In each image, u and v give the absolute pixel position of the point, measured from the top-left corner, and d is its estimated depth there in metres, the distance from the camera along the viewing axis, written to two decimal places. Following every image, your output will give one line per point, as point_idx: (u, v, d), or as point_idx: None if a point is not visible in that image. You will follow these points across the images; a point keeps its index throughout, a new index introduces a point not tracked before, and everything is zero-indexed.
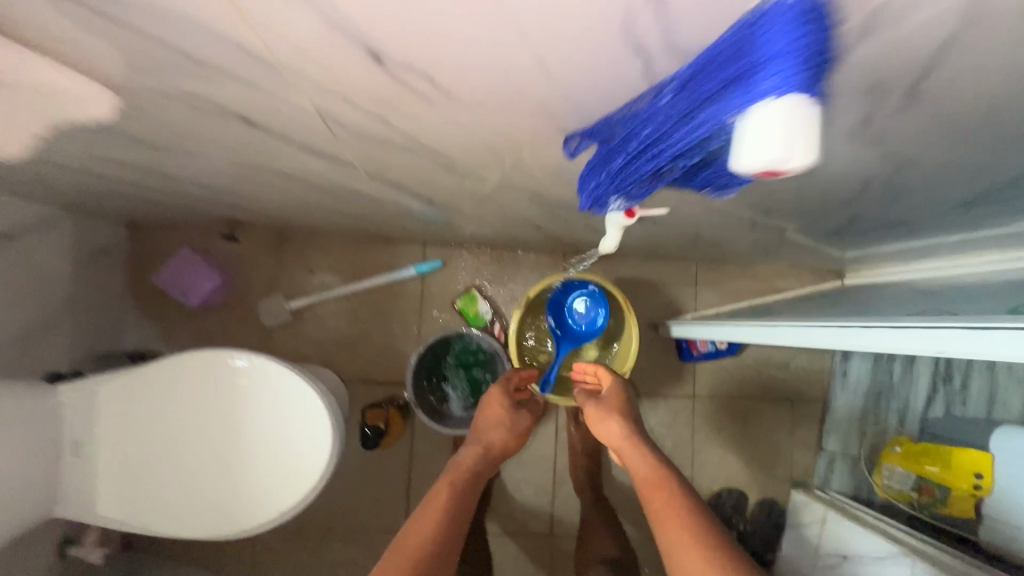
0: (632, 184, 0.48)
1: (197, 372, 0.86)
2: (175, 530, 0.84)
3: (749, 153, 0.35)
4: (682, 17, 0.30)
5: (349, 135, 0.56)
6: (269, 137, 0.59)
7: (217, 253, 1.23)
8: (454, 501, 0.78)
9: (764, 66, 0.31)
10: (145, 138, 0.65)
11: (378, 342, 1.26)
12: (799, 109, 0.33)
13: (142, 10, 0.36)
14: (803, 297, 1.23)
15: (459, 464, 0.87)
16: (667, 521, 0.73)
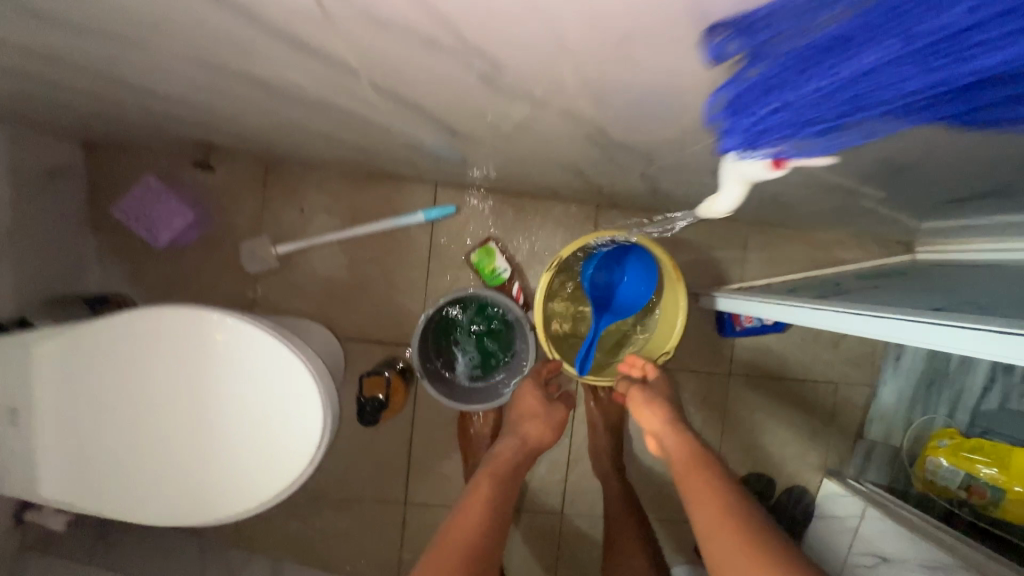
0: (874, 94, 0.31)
1: (157, 333, 0.71)
2: (134, 515, 0.72)
3: None
4: None
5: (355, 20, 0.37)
6: (222, 15, 0.40)
7: (189, 182, 1.04)
8: (493, 499, 0.75)
9: None
10: (63, 16, 0.46)
11: (378, 297, 1.10)
12: None
13: None
14: (872, 271, 1.06)
15: (496, 458, 0.83)
16: (700, 498, 0.66)
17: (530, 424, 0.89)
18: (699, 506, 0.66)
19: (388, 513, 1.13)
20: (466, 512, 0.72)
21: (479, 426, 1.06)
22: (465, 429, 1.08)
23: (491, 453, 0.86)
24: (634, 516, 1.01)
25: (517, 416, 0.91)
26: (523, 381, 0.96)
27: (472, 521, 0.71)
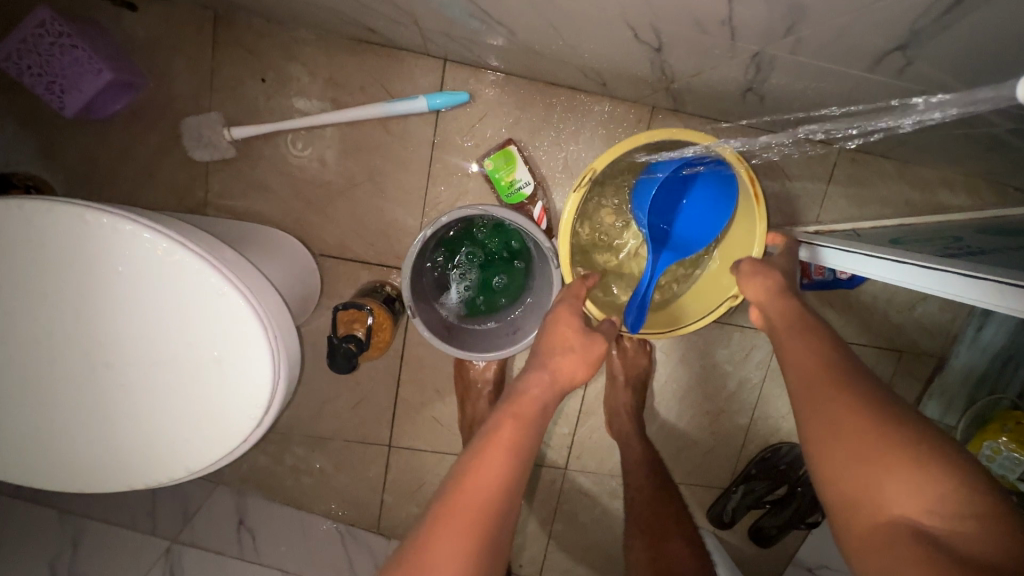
0: None
1: (28, 237, 0.49)
2: (24, 476, 0.55)
3: None
4: None
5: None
6: None
7: (109, 27, 0.77)
8: (516, 455, 0.53)
9: None
10: None
11: (363, 206, 0.87)
12: None
13: None
14: (995, 224, 0.83)
15: (521, 396, 0.59)
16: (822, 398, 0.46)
17: (566, 357, 0.63)
18: (794, 361, 0.51)
19: (370, 456, 0.99)
20: (485, 451, 0.53)
21: (480, 373, 0.88)
22: (463, 374, 0.90)
23: (511, 386, 0.62)
24: (654, 488, 0.87)
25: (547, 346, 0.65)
26: (556, 304, 0.69)
27: (498, 463, 0.52)
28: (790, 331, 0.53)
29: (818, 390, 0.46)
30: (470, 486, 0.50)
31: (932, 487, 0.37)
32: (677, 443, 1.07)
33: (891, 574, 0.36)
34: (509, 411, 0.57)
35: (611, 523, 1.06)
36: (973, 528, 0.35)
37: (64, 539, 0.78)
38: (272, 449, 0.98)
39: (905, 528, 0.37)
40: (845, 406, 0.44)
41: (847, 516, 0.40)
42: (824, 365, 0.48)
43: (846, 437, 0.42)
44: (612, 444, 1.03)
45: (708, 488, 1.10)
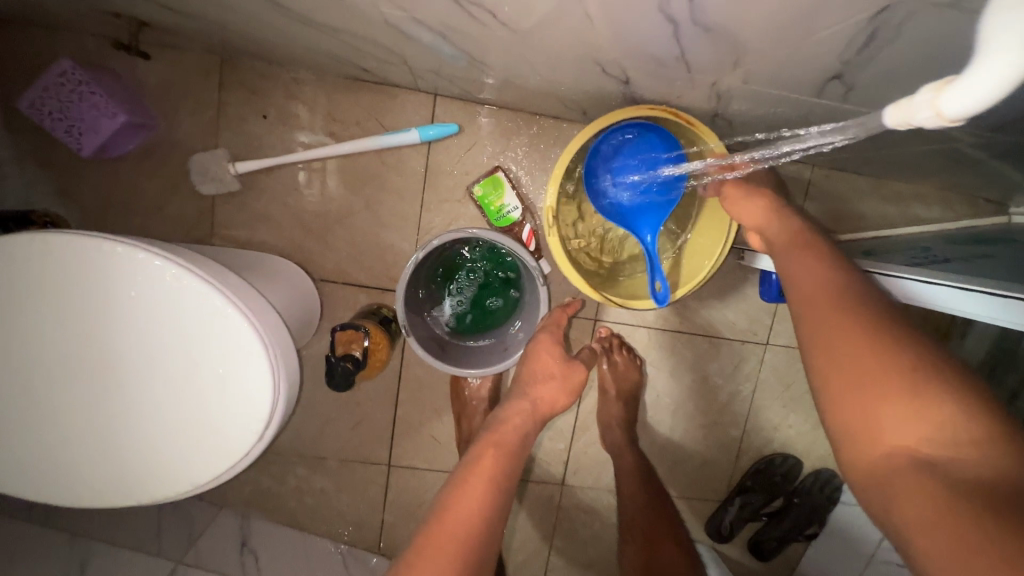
0: None
1: (50, 270, 0.53)
2: (38, 493, 0.58)
3: None
4: None
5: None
6: None
7: (124, 75, 0.84)
8: (500, 480, 0.60)
9: None
10: None
11: (360, 233, 0.91)
12: None
13: None
14: (966, 234, 0.86)
15: (502, 425, 0.66)
16: (827, 327, 0.44)
17: (544, 387, 0.71)
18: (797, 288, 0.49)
19: (370, 476, 1.01)
20: (469, 480, 0.59)
21: (475, 390, 0.92)
22: (458, 392, 0.93)
23: (493, 415, 0.69)
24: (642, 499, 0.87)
25: (528, 377, 0.73)
26: (539, 331, 0.78)
27: (481, 487, 0.58)
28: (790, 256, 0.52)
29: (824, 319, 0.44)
30: (458, 507, 0.56)
31: (939, 414, 0.37)
32: (672, 457, 1.08)
33: (900, 504, 0.36)
34: (493, 439, 0.64)
35: (610, 538, 1.07)
36: (980, 456, 0.35)
37: (72, 564, 0.80)
38: (274, 471, 1.00)
39: (906, 457, 0.37)
40: (849, 333, 0.42)
41: (846, 444, 0.41)
42: (825, 293, 0.46)
43: (838, 364, 0.42)
44: (607, 459, 1.05)
45: (706, 501, 1.11)
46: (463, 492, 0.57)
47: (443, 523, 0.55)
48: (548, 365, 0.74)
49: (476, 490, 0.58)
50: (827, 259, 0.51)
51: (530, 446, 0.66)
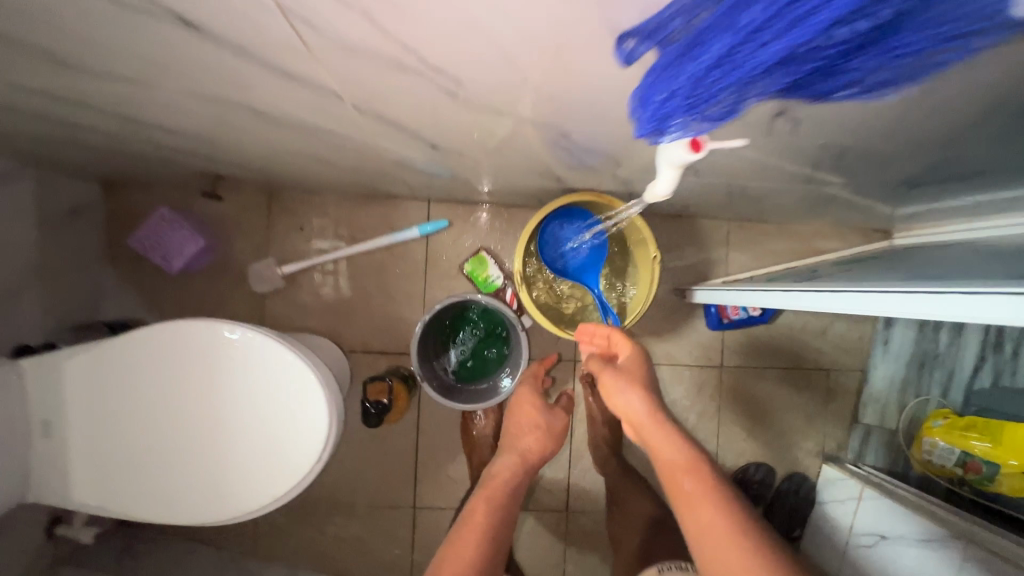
0: (709, 104, 0.38)
1: (172, 347, 0.77)
2: (154, 518, 0.77)
3: None
4: None
5: (332, 51, 0.43)
6: (239, 62, 0.46)
7: (199, 212, 1.13)
8: (493, 525, 0.75)
9: None
10: (94, 68, 0.50)
11: (379, 310, 1.16)
12: None
13: None
14: (849, 257, 1.10)
15: (493, 480, 0.84)
16: (721, 552, 0.65)
17: (529, 440, 0.90)
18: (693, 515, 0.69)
19: (399, 517, 1.17)
20: (462, 537, 0.73)
21: (481, 427, 1.11)
22: (468, 431, 1.12)
23: (486, 474, 0.86)
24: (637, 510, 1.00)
25: (513, 436, 0.92)
26: (520, 385, 0.99)
27: (472, 543, 0.72)
28: (662, 437, 0.77)
29: (717, 542, 0.65)
30: (460, 544, 0.72)
31: None
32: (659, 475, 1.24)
33: None
34: (486, 490, 0.82)
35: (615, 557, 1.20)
36: None
37: None
38: (316, 521, 1.16)
39: None
40: (734, 553, 0.64)
41: None
42: (717, 525, 0.67)
43: (712, 544, 0.66)
44: (602, 482, 1.20)
45: None
46: (464, 532, 0.74)
47: None
48: (529, 422, 0.93)
49: (474, 527, 0.75)
50: (707, 483, 0.71)
51: (519, 494, 0.83)
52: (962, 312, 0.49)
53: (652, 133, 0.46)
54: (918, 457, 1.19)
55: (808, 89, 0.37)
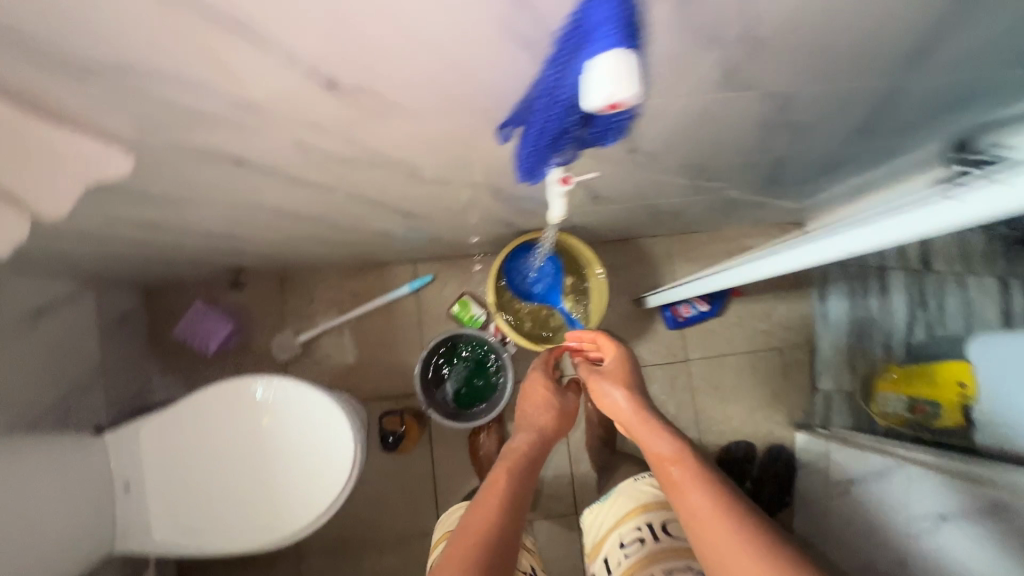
0: (553, 147, 0.54)
1: (221, 404, 0.96)
2: (220, 548, 0.94)
3: (591, 94, 0.39)
4: (547, 8, 0.37)
5: (329, 163, 0.67)
6: (266, 178, 0.69)
7: (226, 302, 1.34)
8: (512, 484, 0.82)
9: (596, 32, 0.37)
10: (164, 198, 0.72)
11: (386, 360, 1.35)
12: (619, 59, 0.39)
13: (167, 91, 0.47)
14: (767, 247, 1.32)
15: (511, 453, 0.91)
16: (710, 524, 0.69)
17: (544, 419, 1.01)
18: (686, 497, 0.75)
19: (427, 543, 1.29)
20: (485, 494, 0.80)
21: (487, 446, 1.27)
22: (477, 452, 1.28)
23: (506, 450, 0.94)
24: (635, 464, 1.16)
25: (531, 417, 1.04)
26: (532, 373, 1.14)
27: (492, 497, 0.79)
28: (649, 432, 0.87)
29: (707, 517, 0.70)
30: (488, 490, 0.80)
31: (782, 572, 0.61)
32: None
33: None
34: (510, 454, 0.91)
35: None
36: None
37: None
38: (353, 559, 1.29)
39: None
40: (724, 526, 0.68)
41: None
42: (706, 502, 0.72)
43: (693, 510, 0.73)
44: None
45: None
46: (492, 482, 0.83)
47: (460, 531, 0.73)
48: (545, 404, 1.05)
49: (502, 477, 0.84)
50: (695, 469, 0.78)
51: (536, 465, 0.91)
52: (961, 211, 0.43)
53: (529, 176, 0.60)
54: (877, 411, 1.35)
55: (590, 140, 0.54)
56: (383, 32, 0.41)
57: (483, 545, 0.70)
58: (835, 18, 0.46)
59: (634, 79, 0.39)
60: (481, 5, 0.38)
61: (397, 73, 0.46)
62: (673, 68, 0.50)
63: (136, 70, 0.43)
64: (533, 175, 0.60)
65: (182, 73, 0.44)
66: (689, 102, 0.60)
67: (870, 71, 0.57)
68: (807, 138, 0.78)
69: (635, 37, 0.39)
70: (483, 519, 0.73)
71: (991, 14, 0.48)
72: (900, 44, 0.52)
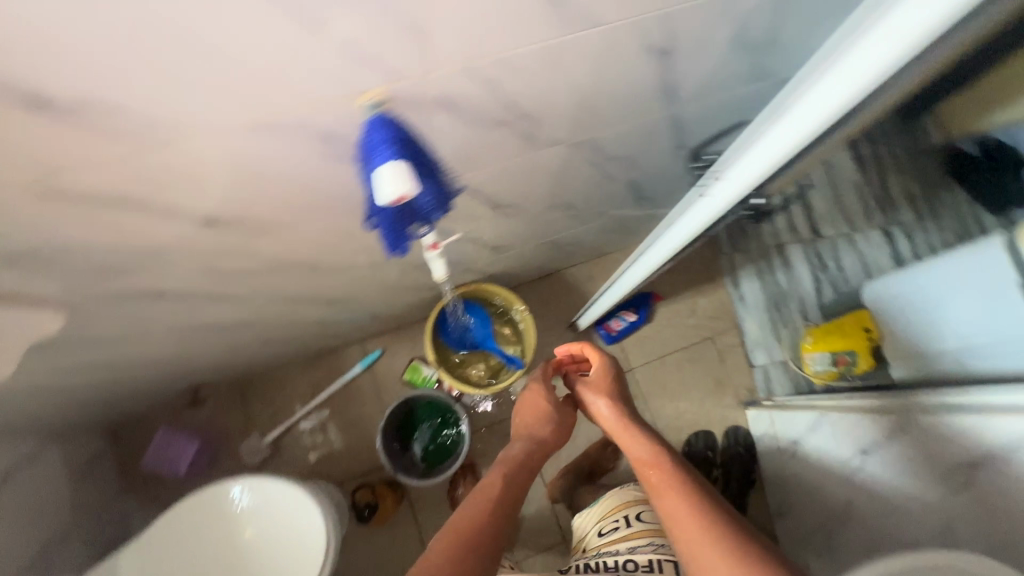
0: (401, 233, 0.63)
1: (194, 516, 1.01)
2: None
3: (380, 192, 0.48)
4: (349, 135, 0.51)
5: (246, 276, 0.79)
6: (190, 302, 0.80)
7: (191, 421, 1.41)
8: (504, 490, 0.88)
9: (376, 150, 0.49)
10: (103, 339, 0.82)
11: (353, 438, 1.42)
12: (393, 165, 0.48)
13: (80, 256, 0.58)
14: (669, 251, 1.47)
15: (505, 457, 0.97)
16: (684, 519, 0.76)
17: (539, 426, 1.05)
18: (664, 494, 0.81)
19: None
20: (477, 497, 0.86)
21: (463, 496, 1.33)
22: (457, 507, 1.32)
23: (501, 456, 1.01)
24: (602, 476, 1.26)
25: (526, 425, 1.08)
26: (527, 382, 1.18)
27: (483, 503, 0.85)
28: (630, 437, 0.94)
29: (681, 510, 0.77)
30: (478, 494, 0.87)
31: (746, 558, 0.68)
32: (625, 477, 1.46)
33: None
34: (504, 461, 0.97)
35: None
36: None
37: None
38: None
39: None
40: (695, 518, 0.75)
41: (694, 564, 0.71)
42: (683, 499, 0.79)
43: (670, 506, 0.79)
44: None
45: None
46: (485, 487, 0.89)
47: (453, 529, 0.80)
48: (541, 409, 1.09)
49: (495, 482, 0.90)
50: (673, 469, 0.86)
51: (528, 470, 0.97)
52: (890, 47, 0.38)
53: (399, 252, 0.70)
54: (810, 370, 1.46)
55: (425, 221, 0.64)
56: (237, 178, 0.53)
57: (472, 547, 0.77)
58: (581, 89, 0.61)
59: (410, 176, 0.48)
60: (301, 145, 0.51)
61: (267, 202, 0.60)
62: (480, 147, 0.65)
63: (51, 247, 0.55)
64: (397, 249, 0.68)
65: (90, 241, 0.56)
66: (514, 163, 0.74)
67: (644, 111, 0.73)
68: (642, 165, 0.95)
69: (411, 150, 0.51)
70: (473, 524, 0.80)
71: (698, 60, 0.64)
72: (650, 91, 0.68)
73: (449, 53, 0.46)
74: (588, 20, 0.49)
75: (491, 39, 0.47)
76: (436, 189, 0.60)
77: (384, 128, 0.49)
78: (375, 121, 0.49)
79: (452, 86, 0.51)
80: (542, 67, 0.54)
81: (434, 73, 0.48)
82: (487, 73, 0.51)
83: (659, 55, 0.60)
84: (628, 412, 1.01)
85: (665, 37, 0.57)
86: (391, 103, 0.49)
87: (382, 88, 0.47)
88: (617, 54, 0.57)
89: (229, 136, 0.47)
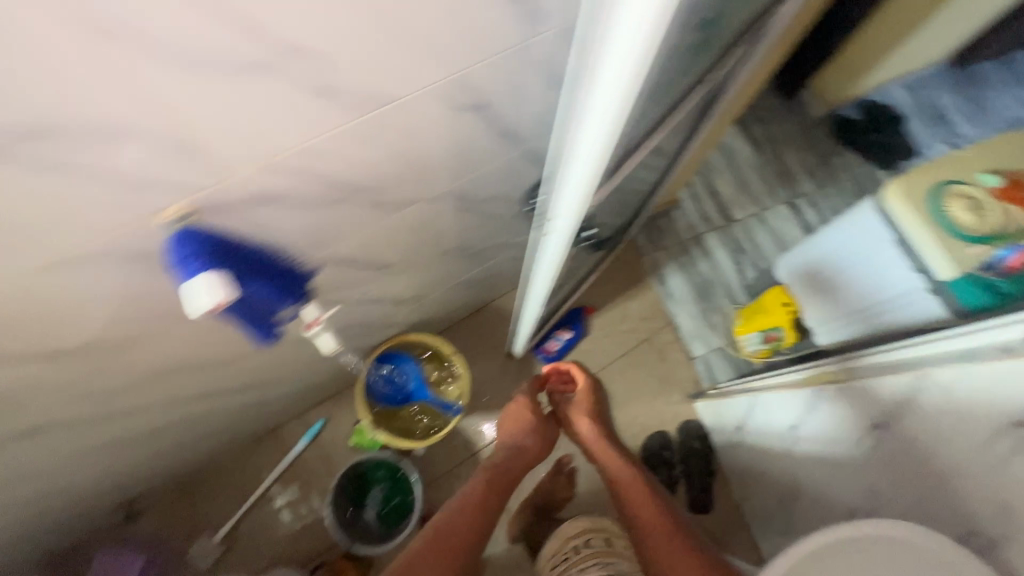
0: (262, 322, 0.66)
1: None
2: None
3: (195, 305, 0.50)
4: (167, 249, 0.51)
5: (143, 386, 0.79)
6: (77, 429, 0.78)
7: (136, 535, 1.34)
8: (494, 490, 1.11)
9: (185, 265, 0.51)
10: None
11: (310, 516, 1.38)
12: (206, 277, 0.51)
13: None
14: (589, 264, 1.51)
15: (496, 459, 1.19)
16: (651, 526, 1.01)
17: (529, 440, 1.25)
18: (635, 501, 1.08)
19: None
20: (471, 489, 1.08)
21: None
22: None
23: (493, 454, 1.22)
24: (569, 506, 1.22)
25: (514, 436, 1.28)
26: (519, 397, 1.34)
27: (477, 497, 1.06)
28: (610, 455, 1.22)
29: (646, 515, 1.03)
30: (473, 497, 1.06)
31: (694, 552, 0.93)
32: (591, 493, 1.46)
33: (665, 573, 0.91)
34: (497, 467, 1.16)
35: None
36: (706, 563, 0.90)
37: None
38: None
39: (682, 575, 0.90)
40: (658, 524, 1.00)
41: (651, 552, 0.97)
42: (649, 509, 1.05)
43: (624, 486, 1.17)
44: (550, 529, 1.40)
45: None
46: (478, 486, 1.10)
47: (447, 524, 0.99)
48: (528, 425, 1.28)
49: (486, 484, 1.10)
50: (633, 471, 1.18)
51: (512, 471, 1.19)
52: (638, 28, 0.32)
53: (275, 338, 0.72)
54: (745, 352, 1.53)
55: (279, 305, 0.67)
56: (64, 313, 0.53)
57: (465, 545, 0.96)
58: (410, 154, 0.63)
59: (225, 283, 0.51)
60: (118, 269, 0.51)
61: (112, 324, 0.59)
62: (328, 225, 0.66)
63: None
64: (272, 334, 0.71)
65: None
66: (378, 227, 0.76)
67: (492, 156, 0.76)
68: (522, 197, 0.97)
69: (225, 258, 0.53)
70: (467, 528, 0.99)
71: (519, 105, 0.67)
72: (487, 139, 0.70)
73: (239, 158, 0.47)
74: (376, 101, 0.51)
75: (280, 137, 0.48)
76: (278, 278, 0.64)
77: (189, 242, 0.50)
78: (177, 238, 0.50)
79: (259, 184, 0.52)
80: (354, 147, 0.56)
81: (231, 178, 0.49)
82: (293, 164, 0.52)
83: (475, 110, 0.62)
84: (604, 433, 1.31)
85: (472, 95, 0.59)
86: (197, 214, 0.49)
87: (182, 203, 0.47)
88: (430, 119, 0.59)
89: (31, 280, 0.46)
